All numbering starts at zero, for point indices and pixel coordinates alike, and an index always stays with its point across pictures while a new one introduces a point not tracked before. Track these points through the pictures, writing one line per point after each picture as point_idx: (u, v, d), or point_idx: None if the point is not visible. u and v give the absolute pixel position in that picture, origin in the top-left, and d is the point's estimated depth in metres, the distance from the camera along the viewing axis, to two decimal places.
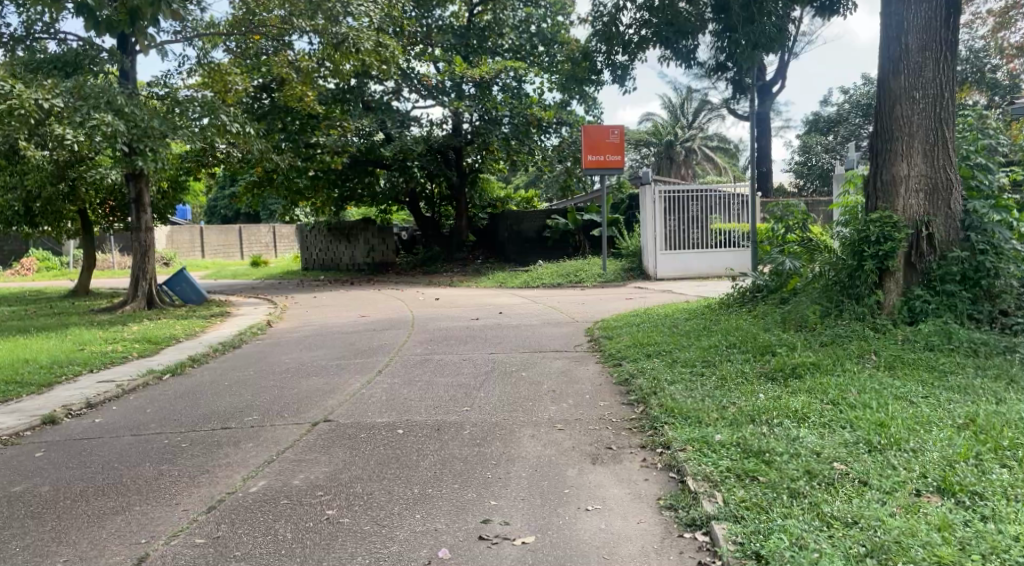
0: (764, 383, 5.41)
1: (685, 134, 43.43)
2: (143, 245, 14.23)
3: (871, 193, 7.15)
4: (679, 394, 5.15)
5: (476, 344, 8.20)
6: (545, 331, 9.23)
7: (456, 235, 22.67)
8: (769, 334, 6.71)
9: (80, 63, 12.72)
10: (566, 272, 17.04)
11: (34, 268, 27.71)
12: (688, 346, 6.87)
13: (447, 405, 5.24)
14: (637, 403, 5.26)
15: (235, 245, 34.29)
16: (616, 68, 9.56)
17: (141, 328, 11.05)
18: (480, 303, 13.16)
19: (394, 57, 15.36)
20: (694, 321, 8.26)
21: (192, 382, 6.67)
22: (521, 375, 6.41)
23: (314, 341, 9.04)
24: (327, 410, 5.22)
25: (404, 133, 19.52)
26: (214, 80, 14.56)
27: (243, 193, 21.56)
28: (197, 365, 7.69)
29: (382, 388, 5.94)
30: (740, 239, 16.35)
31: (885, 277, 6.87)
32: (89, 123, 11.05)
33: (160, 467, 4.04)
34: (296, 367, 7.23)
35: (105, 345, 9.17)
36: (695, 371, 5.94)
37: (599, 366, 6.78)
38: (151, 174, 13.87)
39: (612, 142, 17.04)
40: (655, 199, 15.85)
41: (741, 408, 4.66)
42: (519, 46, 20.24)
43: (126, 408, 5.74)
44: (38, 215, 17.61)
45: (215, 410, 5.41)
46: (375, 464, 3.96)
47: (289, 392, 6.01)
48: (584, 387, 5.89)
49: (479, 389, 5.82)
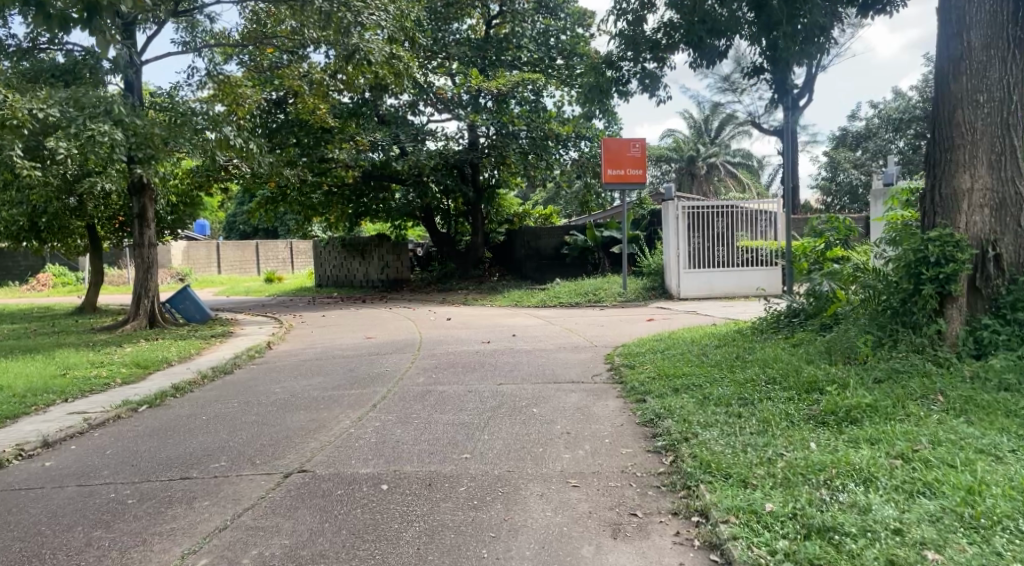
0: (814, 429, 4.63)
1: (707, 150, 42.77)
2: (146, 261, 13.68)
3: (928, 209, 6.37)
4: (716, 441, 4.40)
5: (485, 373, 7.48)
6: (561, 357, 8.50)
7: (472, 252, 21.99)
8: (813, 367, 5.92)
9: (79, 73, 12.34)
10: (586, 291, 16.32)
11: (50, 284, 27.65)
12: (721, 379, 6.10)
13: (444, 452, 4.53)
14: (666, 451, 4.50)
15: (253, 261, 33.95)
16: (645, 76, 8.84)
17: (134, 349, 10.48)
18: (494, 324, 12.48)
19: (408, 69, 14.73)
20: (725, 349, 7.47)
21: (168, 416, 6.04)
22: (532, 412, 5.68)
23: (310, 367, 8.39)
24: (304, 456, 4.52)
25: (419, 148, 18.87)
26: (225, 93, 14.11)
27: (256, 209, 21.24)
28: (180, 395, 7.06)
29: (373, 427, 5.23)
30: (769, 257, 15.47)
31: (947, 303, 6.09)
32: (85, 135, 10.38)
33: (89, 534, 3.37)
34: (286, 398, 6.56)
35: (92, 369, 8.61)
36: (731, 411, 5.16)
37: (620, 402, 6.02)
38: (154, 186, 13.36)
39: (633, 156, 16.32)
40: (678, 215, 15.09)
41: (793, 462, 3.91)
42: (538, 58, 19.59)
43: (86, 448, 5.11)
44: (44, 229, 17.27)
45: (181, 454, 4.75)
46: (348, 535, 3.26)
47: (268, 431, 5.31)
48: (604, 428, 5.15)
49: (483, 430, 5.09)
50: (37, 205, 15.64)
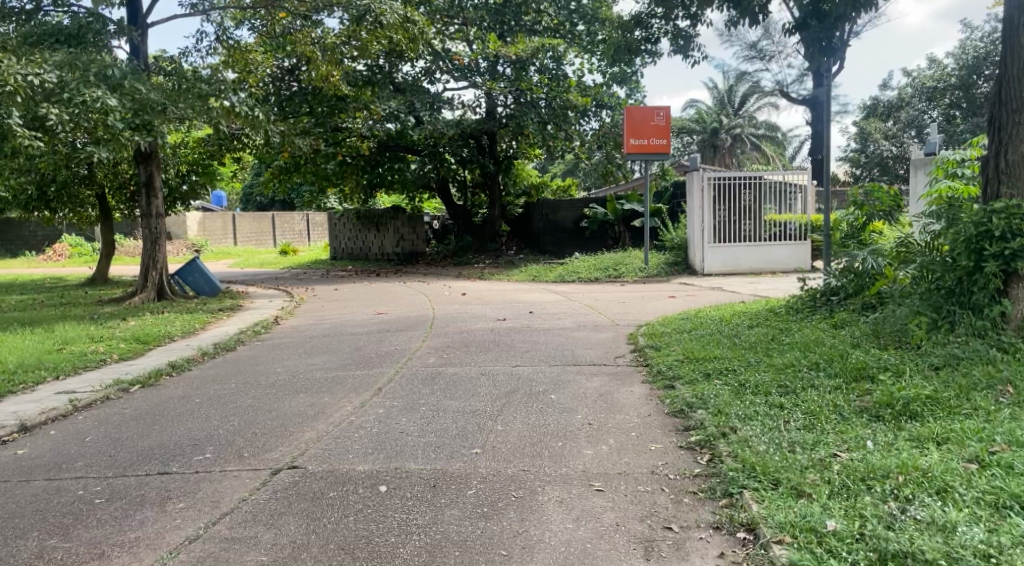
0: (868, 424, 4.11)
1: (731, 122, 41.76)
2: (155, 231, 13.32)
3: (992, 176, 5.73)
4: (760, 438, 3.90)
5: (500, 353, 6.99)
6: (581, 336, 8.01)
7: (488, 224, 21.44)
8: (860, 352, 5.38)
9: (83, 37, 11.86)
10: (605, 266, 15.76)
11: (67, 255, 27.59)
12: (757, 364, 5.58)
13: (451, 445, 4.08)
14: (701, 448, 4.01)
15: (269, 232, 33.61)
16: (678, 36, 8.26)
17: (138, 323, 10.12)
18: (510, 300, 11.99)
19: (422, 33, 14.17)
20: (759, 330, 6.92)
21: (161, 399, 5.65)
22: (549, 399, 5.20)
23: (316, 345, 7.97)
24: (296, 448, 4.07)
25: (436, 117, 18.24)
26: (235, 59, 14.06)
27: (270, 178, 20.74)
28: (177, 373, 6.68)
29: (375, 415, 4.79)
30: (798, 232, 14.83)
31: (1012, 283, 5.49)
32: (79, 99, 9.97)
33: (42, 543, 2.94)
34: (287, 380, 6.13)
35: (90, 344, 8.26)
36: (771, 401, 4.64)
37: (646, 388, 5.53)
38: (160, 154, 12.98)
39: (657, 125, 15.61)
40: (704, 186, 14.43)
41: (852, 465, 3.40)
42: (559, 23, 18.87)
43: (66, 433, 4.72)
44: (54, 198, 16.98)
45: (165, 444, 4.34)
46: (336, 551, 2.81)
47: (263, 417, 4.90)
48: (629, 419, 4.66)
49: (496, 419, 4.63)
50: (45, 172, 15.31)
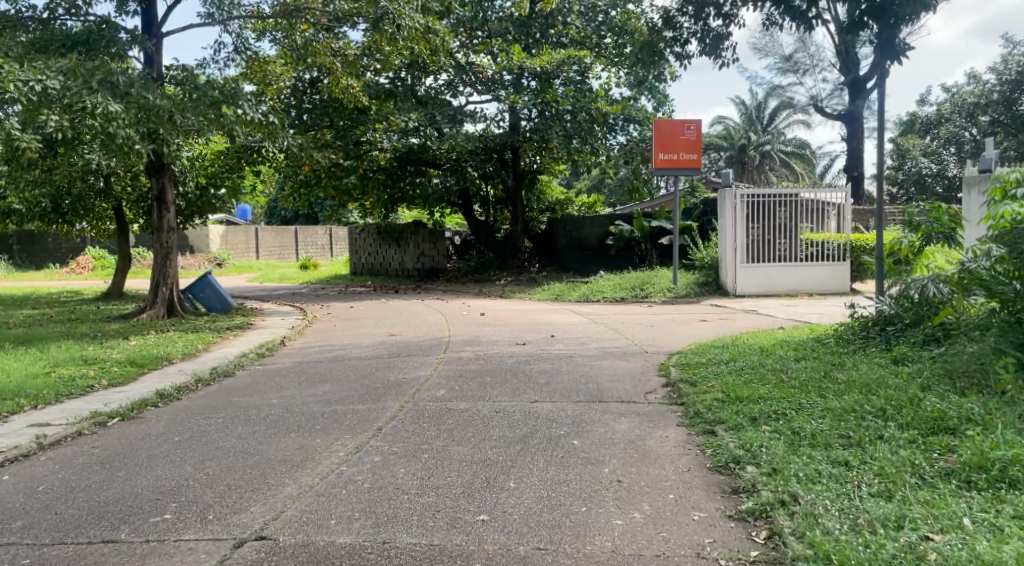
0: (959, 494, 3.34)
1: (760, 138, 40.99)
2: (166, 246, 12.88)
3: None
4: (829, 512, 3.18)
5: (517, 386, 6.33)
6: (607, 366, 7.31)
7: (511, 241, 20.85)
8: (935, 397, 4.59)
9: (92, 44, 11.46)
10: (631, 285, 15.04)
11: (90, 267, 27.53)
12: (811, 408, 4.83)
13: (454, 511, 3.41)
14: (756, 521, 3.31)
15: (291, 247, 33.37)
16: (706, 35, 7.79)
17: (139, 343, 9.62)
18: (531, 322, 11.32)
19: (445, 45, 13.53)
20: (807, 364, 6.18)
21: (140, 436, 5.07)
22: (572, 445, 4.52)
23: (319, 371, 7.37)
24: (271, 510, 3.45)
25: (457, 130, 17.70)
26: (254, 71, 13.72)
27: (289, 193, 20.34)
28: (164, 404, 6.11)
29: (370, 463, 4.15)
30: (837, 252, 14.01)
31: None
32: (80, 104, 9.38)
33: None
34: (279, 414, 5.52)
35: (82, 367, 7.74)
36: (835, 458, 3.89)
37: (683, 434, 4.83)
38: (173, 167, 12.59)
39: (687, 139, 14.92)
40: (737, 203, 13.68)
41: (955, 557, 2.65)
42: (584, 35, 18.35)
43: (20, 480, 4.15)
44: (70, 212, 16.71)
45: (125, 498, 3.75)
46: None
47: (244, 463, 4.29)
48: (666, 476, 3.96)
49: (509, 473, 3.97)
50: (61, 184, 15.02)
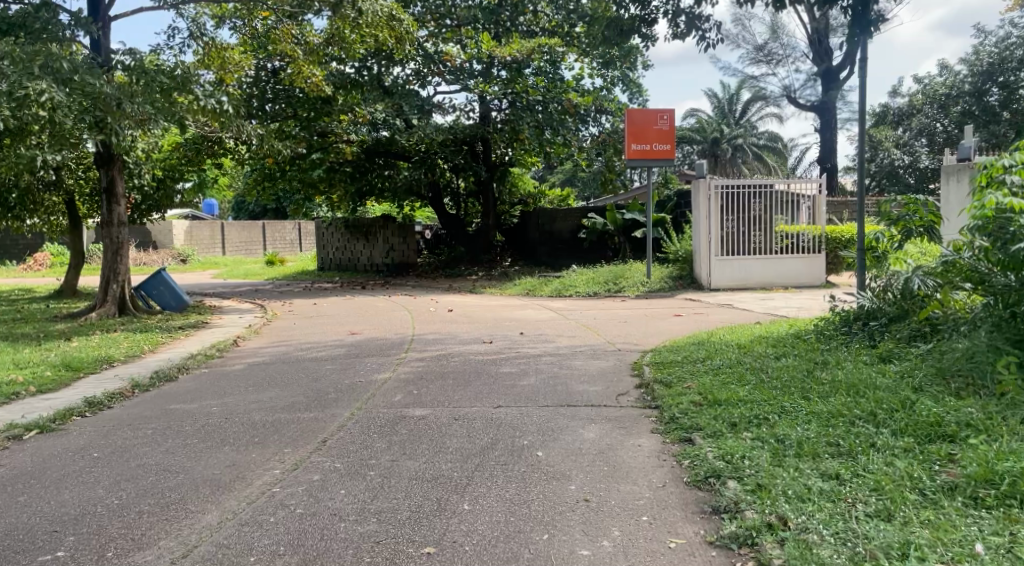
0: (967, 512, 2.96)
1: (731, 131, 40.98)
2: (116, 241, 12.18)
3: None
4: (825, 539, 2.78)
5: (481, 389, 5.88)
6: (577, 366, 6.89)
7: (482, 235, 20.39)
8: (929, 400, 4.23)
9: (33, 30, 10.67)
10: (605, 279, 14.67)
11: (46, 264, 26.49)
12: (796, 411, 4.46)
13: (394, 542, 2.95)
14: (741, 549, 2.91)
15: (258, 241, 32.49)
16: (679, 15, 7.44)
17: (81, 344, 8.98)
18: (500, 318, 10.87)
19: (411, 33, 12.84)
20: (787, 361, 5.82)
21: (57, 451, 4.53)
22: (536, 457, 4.09)
23: (271, 374, 6.86)
24: (183, 545, 2.96)
25: (426, 121, 17.02)
26: (212, 59, 13.02)
27: (252, 186, 19.60)
28: (93, 415, 5.56)
29: (308, 484, 3.68)
30: (811, 244, 13.78)
31: None
32: (19, 93, 8.68)
33: None
34: (217, 425, 5.02)
35: (11, 372, 7.13)
36: (825, 471, 3.50)
37: (657, 443, 4.42)
38: (124, 158, 11.87)
39: (660, 129, 14.54)
40: (711, 194, 13.36)
41: None
42: (556, 24, 17.92)
43: None
44: (17, 207, 15.85)
45: (14, 530, 3.23)
46: None
47: (165, 483, 3.80)
48: (639, 493, 3.55)
49: (465, 493, 3.53)
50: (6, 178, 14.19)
